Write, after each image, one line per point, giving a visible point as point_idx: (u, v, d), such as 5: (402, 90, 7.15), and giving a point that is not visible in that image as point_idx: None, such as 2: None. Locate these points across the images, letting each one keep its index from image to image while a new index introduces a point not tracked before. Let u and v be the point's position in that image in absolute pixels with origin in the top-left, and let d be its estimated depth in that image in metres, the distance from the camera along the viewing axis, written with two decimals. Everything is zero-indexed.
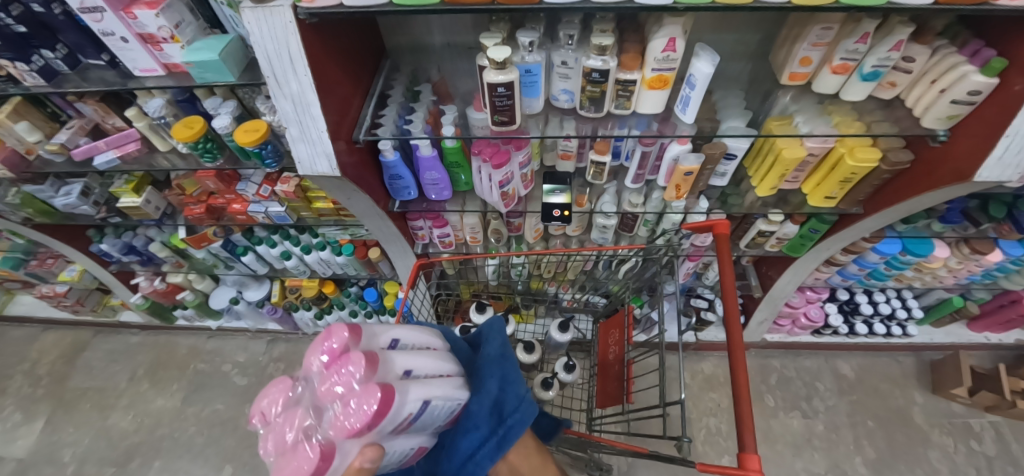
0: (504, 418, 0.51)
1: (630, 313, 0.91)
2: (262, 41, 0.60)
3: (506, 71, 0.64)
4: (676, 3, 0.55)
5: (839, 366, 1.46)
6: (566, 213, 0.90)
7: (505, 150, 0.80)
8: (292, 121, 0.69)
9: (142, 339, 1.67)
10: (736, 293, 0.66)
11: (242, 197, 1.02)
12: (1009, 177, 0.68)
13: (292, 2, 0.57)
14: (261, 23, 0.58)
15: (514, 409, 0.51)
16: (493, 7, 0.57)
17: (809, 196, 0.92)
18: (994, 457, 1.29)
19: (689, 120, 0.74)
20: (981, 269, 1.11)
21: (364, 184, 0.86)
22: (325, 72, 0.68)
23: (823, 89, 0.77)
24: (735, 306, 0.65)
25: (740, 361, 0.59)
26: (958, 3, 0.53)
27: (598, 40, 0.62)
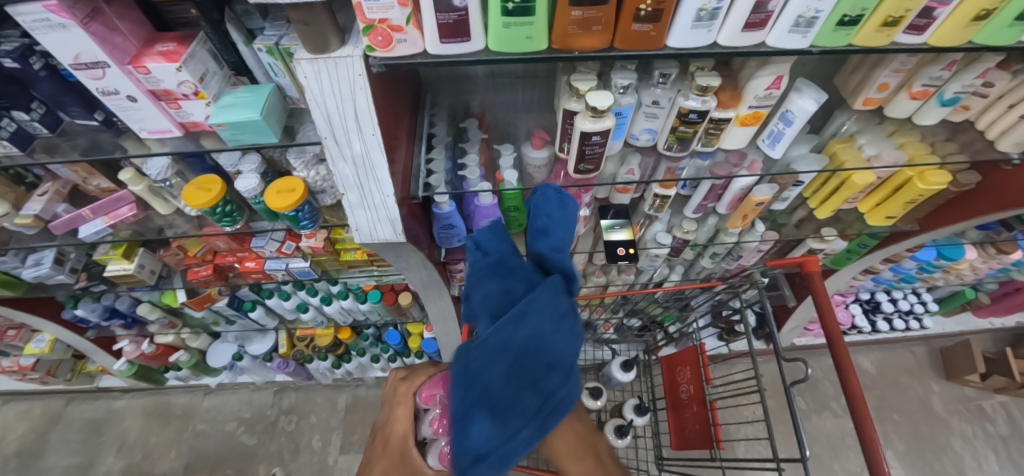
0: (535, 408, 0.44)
1: (704, 350, 0.87)
2: (323, 98, 0.50)
3: (601, 119, 0.57)
4: (811, 46, 0.50)
5: (860, 361, 1.51)
6: (632, 251, 0.81)
7: (576, 195, 0.75)
8: (351, 186, 0.59)
9: (127, 404, 1.48)
10: (848, 346, 0.64)
11: (256, 254, 0.92)
12: None
13: (363, 51, 0.47)
14: (325, 78, 0.48)
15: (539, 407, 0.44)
16: (609, 52, 0.49)
17: (866, 215, 0.91)
18: (1008, 437, 1.40)
19: (778, 154, 0.70)
20: (1001, 266, 1.16)
21: (417, 241, 0.76)
22: (386, 124, 0.58)
23: (897, 113, 0.74)
24: (852, 369, 0.62)
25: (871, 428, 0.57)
26: None
27: (705, 82, 0.56)
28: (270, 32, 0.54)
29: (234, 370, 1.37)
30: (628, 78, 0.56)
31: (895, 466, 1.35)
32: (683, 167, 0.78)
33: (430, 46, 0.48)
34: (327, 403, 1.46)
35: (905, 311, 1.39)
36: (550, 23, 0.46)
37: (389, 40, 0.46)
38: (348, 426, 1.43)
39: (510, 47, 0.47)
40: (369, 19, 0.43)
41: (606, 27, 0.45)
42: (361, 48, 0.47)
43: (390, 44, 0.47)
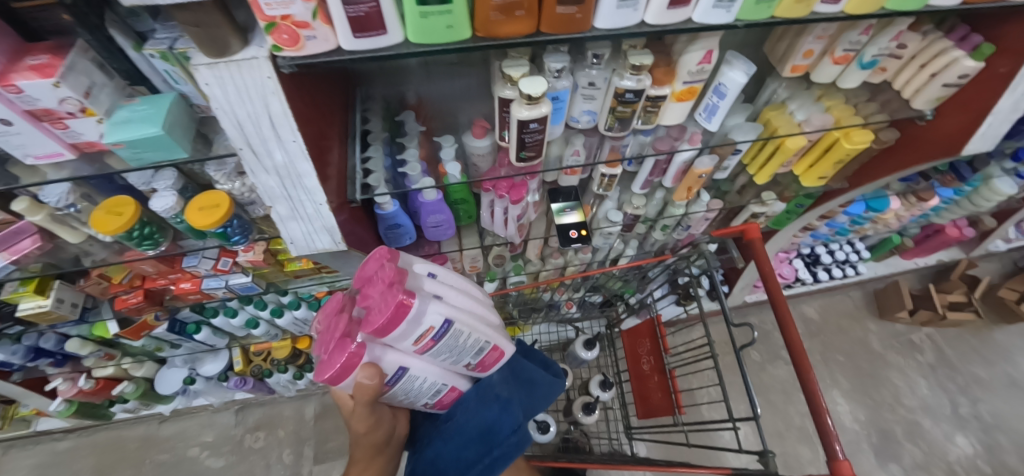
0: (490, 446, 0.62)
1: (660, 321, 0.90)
2: (230, 105, 0.45)
3: (535, 106, 0.55)
4: (737, 20, 0.50)
5: (805, 310, 1.64)
6: (584, 233, 0.82)
7: (523, 182, 0.72)
8: (278, 197, 0.55)
9: (74, 443, 1.37)
10: (791, 313, 0.68)
11: (190, 275, 0.86)
12: (986, 145, 0.78)
13: (269, 52, 0.43)
14: (229, 82, 0.43)
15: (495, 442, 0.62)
16: (535, 39, 0.46)
17: (800, 177, 0.95)
18: (934, 363, 1.57)
19: (715, 127, 0.71)
20: (920, 212, 1.27)
21: (361, 246, 0.73)
22: (312, 128, 0.54)
23: (822, 78, 0.77)
24: (795, 335, 0.67)
25: (813, 384, 0.63)
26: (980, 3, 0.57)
27: (638, 61, 0.55)
28: (162, 35, 0.48)
29: (188, 394, 1.29)
30: (560, 61, 0.55)
31: (840, 402, 1.48)
32: (627, 143, 0.78)
33: (343, 42, 0.44)
34: (295, 415, 1.42)
35: (841, 260, 1.50)
36: (470, 8, 0.43)
37: (297, 38, 0.42)
38: (321, 435, 1.39)
39: (431, 38, 0.44)
40: (269, 16, 0.39)
41: (529, 12, 0.42)
42: (266, 48, 0.42)
43: (299, 43, 0.42)
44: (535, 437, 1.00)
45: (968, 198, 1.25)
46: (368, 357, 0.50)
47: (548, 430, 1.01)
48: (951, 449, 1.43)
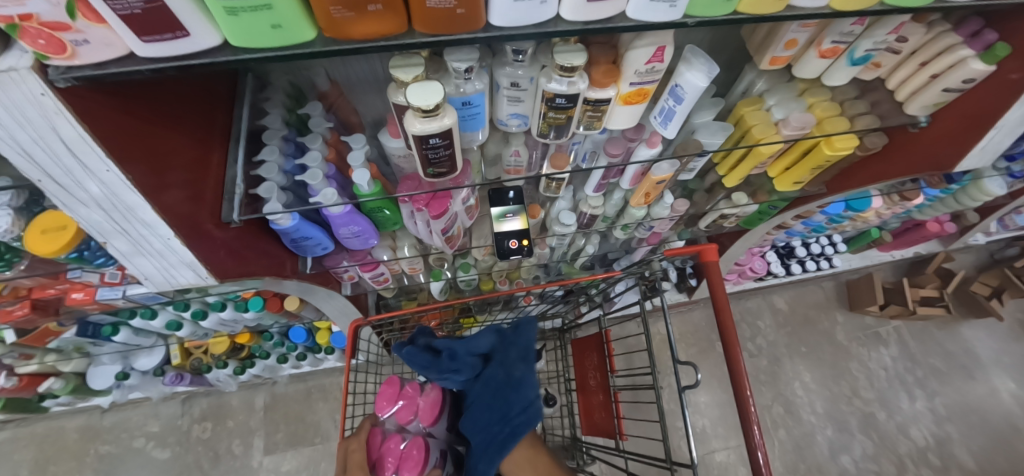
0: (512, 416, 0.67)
1: (609, 336, 0.85)
2: (4, 130, 0.33)
3: (436, 118, 0.44)
4: (686, 17, 0.38)
5: (775, 300, 1.61)
6: (525, 243, 0.71)
7: (446, 194, 0.62)
8: (111, 231, 0.45)
9: (13, 433, 1.31)
10: (742, 354, 0.62)
11: (82, 283, 0.75)
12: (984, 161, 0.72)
13: (34, 61, 0.30)
14: None
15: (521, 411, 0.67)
16: (413, 43, 0.35)
17: (775, 180, 0.86)
18: (898, 356, 1.56)
19: (672, 135, 0.60)
20: (902, 209, 1.20)
21: (254, 265, 0.64)
22: (148, 148, 0.42)
23: (805, 73, 0.65)
24: (744, 374, 0.62)
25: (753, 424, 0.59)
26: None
27: (566, 62, 0.43)
28: None
29: (122, 389, 1.22)
30: (465, 61, 0.42)
31: (800, 394, 1.48)
32: (576, 143, 0.67)
33: (136, 46, 0.31)
34: (243, 405, 1.37)
35: (816, 253, 1.44)
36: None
37: (58, 44, 0.29)
38: (270, 426, 1.36)
39: (260, 41, 0.32)
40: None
41: (388, 6, 0.30)
42: (27, 55, 0.30)
43: (68, 50, 0.30)
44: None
45: (953, 196, 1.17)
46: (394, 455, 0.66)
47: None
48: (903, 441, 1.45)
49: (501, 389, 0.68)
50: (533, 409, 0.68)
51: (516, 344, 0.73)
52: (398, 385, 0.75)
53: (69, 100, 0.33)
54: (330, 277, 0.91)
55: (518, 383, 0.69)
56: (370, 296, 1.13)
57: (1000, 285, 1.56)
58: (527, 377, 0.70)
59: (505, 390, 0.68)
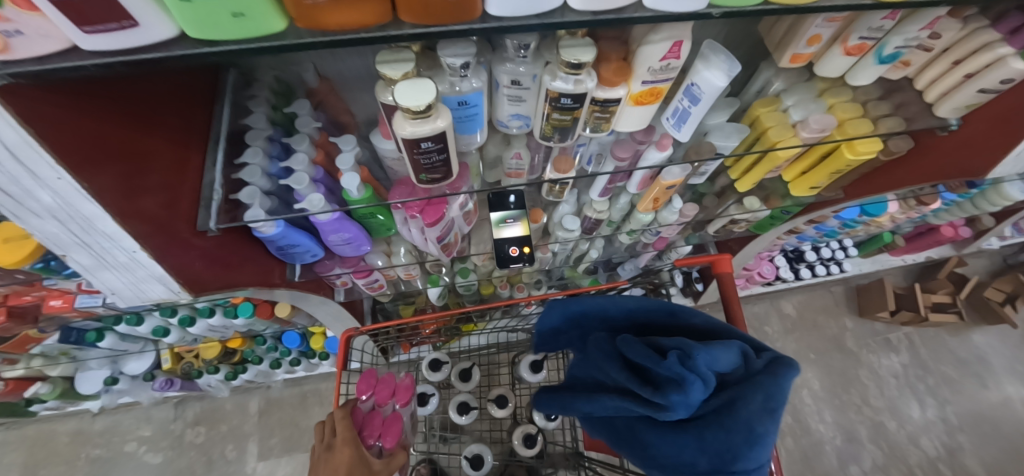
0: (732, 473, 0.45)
1: None
2: None
3: (430, 120, 0.39)
4: (710, 7, 0.33)
5: (783, 305, 1.57)
6: (527, 251, 0.67)
7: (442, 201, 0.57)
8: (70, 244, 0.42)
9: (2, 437, 1.28)
10: None
11: (60, 290, 0.71)
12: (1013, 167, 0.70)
13: None
14: None
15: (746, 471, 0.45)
16: (400, 36, 0.30)
17: (790, 184, 0.81)
18: (908, 363, 1.52)
19: (685, 138, 0.55)
20: (917, 214, 1.16)
21: (236, 275, 0.61)
22: (111, 152, 0.38)
23: (827, 72, 0.61)
24: None
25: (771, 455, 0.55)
26: None
27: (572, 58, 0.38)
28: None
29: (112, 394, 1.18)
30: (462, 56, 0.38)
31: (808, 402, 1.44)
32: (582, 145, 0.62)
33: (77, 38, 0.27)
34: (237, 410, 1.34)
35: (826, 258, 1.40)
36: None
37: None
38: (264, 431, 1.33)
39: (221, 31, 0.28)
40: None
41: None
42: None
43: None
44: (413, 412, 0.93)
45: (971, 200, 1.13)
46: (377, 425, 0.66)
47: (466, 414, 0.96)
48: (913, 452, 1.40)
49: (735, 445, 0.44)
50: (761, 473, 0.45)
51: (765, 388, 0.45)
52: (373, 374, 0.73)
53: (11, 101, 0.29)
54: (322, 283, 0.87)
55: (759, 443, 0.44)
56: (366, 301, 1.10)
57: (1014, 291, 1.51)
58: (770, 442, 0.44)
59: (739, 446, 0.44)
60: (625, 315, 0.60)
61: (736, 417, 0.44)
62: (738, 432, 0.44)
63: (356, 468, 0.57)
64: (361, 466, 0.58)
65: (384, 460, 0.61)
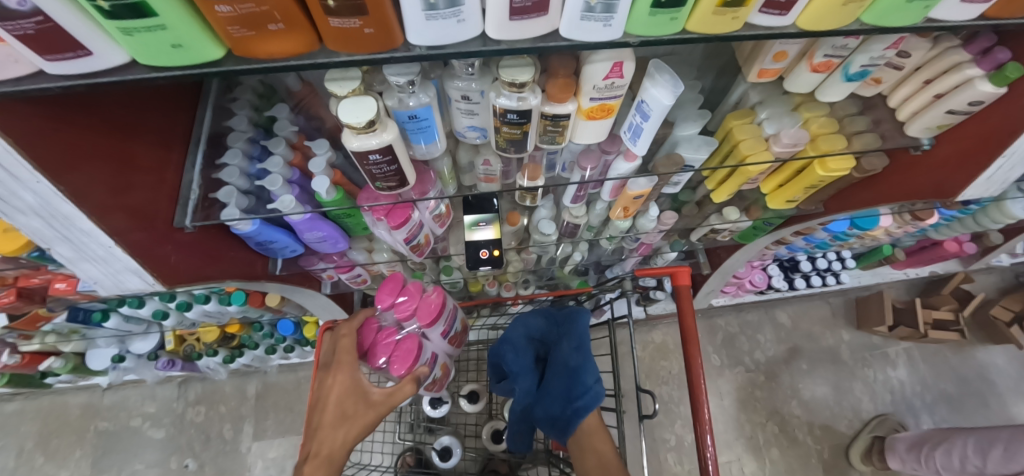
0: (576, 401, 0.80)
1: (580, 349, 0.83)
2: None
3: (378, 132, 0.42)
4: (628, 36, 0.35)
5: (778, 315, 1.55)
6: (496, 254, 0.69)
7: (405, 205, 0.60)
8: (54, 238, 0.47)
9: (21, 407, 1.38)
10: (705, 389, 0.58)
11: (65, 274, 0.77)
12: (985, 190, 0.69)
13: None
14: None
15: (583, 396, 0.80)
16: (330, 62, 0.33)
17: (768, 196, 0.81)
18: (906, 379, 1.48)
19: (642, 151, 0.56)
20: (914, 229, 1.13)
21: (216, 268, 0.66)
22: (88, 157, 0.42)
23: (798, 87, 0.61)
24: (702, 411, 0.58)
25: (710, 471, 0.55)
26: (999, 14, 0.41)
27: (510, 78, 0.40)
28: None
29: (119, 370, 1.25)
30: (404, 74, 0.40)
31: (798, 414, 1.43)
32: (551, 154, 0.63)
33: (43, 64, 0.30)
34: (235, 392, 1.41)
35: (823, 269, 1.38)
36: (204, 18, 0.29)
37: None
38: (260, 413, 1.39)
39: (168, 60, 0.31)
40: None
41: (290, 25, 0.28)
42: None
43: None
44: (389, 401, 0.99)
45: (973, 216, 1.09)
46: (386, 350, 0.66)
47: (441, 407, 1.01)
48: None
49: (567, 382, 0.82)
50: (593, 391, 0.81)
51: (574, 334, 0.85)
52: (400, 281, 0.71)
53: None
54: (309, 276, 0.91)
55: (579, 371, 0.82)
56: (356, 294, 1.14)
57: None
58: (586, 366, 0.82)
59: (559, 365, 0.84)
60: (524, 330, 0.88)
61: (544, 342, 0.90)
62: (560, 368, 0.83)
63: (346, 399, 0.61)
64: (354, 396, 0.61)
65: (384, 392, 0.63)
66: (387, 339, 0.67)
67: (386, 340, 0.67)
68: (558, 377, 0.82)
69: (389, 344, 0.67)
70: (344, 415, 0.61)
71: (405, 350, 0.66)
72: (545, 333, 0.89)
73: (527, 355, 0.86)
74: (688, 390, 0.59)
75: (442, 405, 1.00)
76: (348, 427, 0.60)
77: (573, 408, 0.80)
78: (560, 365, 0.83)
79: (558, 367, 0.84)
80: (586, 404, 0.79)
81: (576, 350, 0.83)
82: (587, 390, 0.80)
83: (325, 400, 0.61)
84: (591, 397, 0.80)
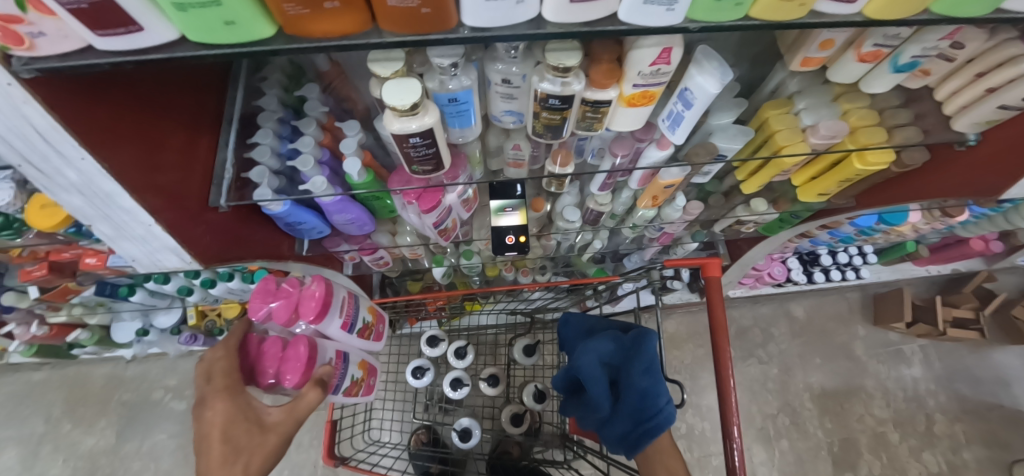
0: (647, 422, 0.71)
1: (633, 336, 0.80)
2: None
3: (418, 116, 0.41)
4: (688, 21, 0.34)
5: (793, 308, 1.54)
6: (523, 240, 0.69)
7: (437, 190, 0.60)
8: (95, 217, 0.48)
9: (49, 375, 1.43)
10: (733, 380, 0.58)
11: (95, 249, 0.78)
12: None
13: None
14: None
15: (655, 417, 0.71)
16: (378, 43, 0.32)
17: (799, 189, 0.79)
18: (920, 377, 1.48)
19: (679, 141, 0.55)
20: (943, 225, 1.11)
21: (245, 247, 0.66)
22: (126, 134, 0.42)
23: (841, 77, 0.59)
24: (729, 399, 0.58)
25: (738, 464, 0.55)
26: None
27: (557, 62, 0.39)
28: None
29: (143, 344, 1.29)
30: (449, 57, 0.39)
31: (809, 407, 1.43)
32: (582, 140, 0.62)
33: (93, 39, 0.30)
34: None
35: (843, 263, 1.36)
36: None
37: (14, 36, 0.28)
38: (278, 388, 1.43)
39: (219, 37, 0.30)
40: None
41: (346, 4, 0.28)
42: None
43: (26, 42, 0.29)
44: (409, 382, 1.00)
45: (1005, 215, 1.07)
46: (271, 365, 0.58)
47: (460, 389, 1.02)
48: (913, 465, 1.38)
49: (641, 409, 0.71)
50: (667, 413, 0.72)
51: (646, 356, 0.74)
52: (274, 282, 0.62)
53: (37, 90, 0.32)
54: (331, 257, 0.91)
55: (652, 393, 0.72)
56: (375, 276, 1.15)
57: None
58: (657, 389, 0.72)
59: (634, 390, 0.73)
60: (598, 348, 0.78)
61: (618, 363, 0.77)
62: (634, 393, 0.72)
63: (237, 431, 0.53)
64: (245, 421, 0.54)
65: (283, 410, 0.56)
66: (273, 350, 0.59)
67: (270, 352, 0.59)
68: (630, 400, 0.72)
69: (274, 355, 0.59)
70: (236, 449, 0.52)
71: (292, 361, 0.58)
72: (615, 352, 0.78)
73: (600, 381, 0.74)
74: (715, 382, 0.59)
75: (461, 387, 1.01)
76: (245, 461, 0.52)
77: (644, 429, 0.71)
78: (635, 388, 0.72)
79: (633, 390, 0.72)
80: (659, 426, 0.71)
81: (647, 370, 0.73)
82: (661, 413, 0.71)
83: (209, 439, 0.53)
84: (664, 420, 0.71)
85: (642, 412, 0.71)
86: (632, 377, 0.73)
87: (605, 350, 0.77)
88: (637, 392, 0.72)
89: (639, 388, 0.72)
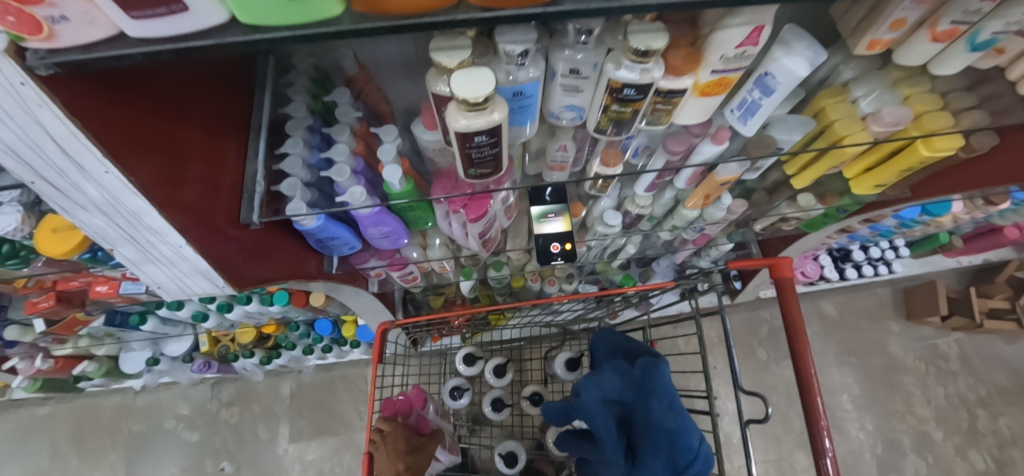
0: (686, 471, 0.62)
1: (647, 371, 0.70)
2: None
3: (485, 112, 0.37)
4: None
5: (823, 306, 1.50)
6: (569, 248, 0.64)
7: (485, 196, 0.55)
8: (118, 239, 0.44)
9: (53, 410, 1.35)
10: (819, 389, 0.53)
11: (106, 276, 0.72)
12: None
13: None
14: None
15: (691, 463, 0.62)
16: (451, 20, 0.28)
17: (851, 182, 0.76)
18: (958, 371, 1.43)
19: (750, 131, 0.54)
20: (983, 214, 1.07)
21: (274, 266, 0.62)
22: (150, 143, 0.38)
23: (909, 59, 0.55)
24: (817, 409, 0.53)
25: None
26: None
27: (642, 44, 0.35)
28: None
29: (153, 373, 1.22)
30: (521, 43, 0.35)
31: (848, 408, 1.38)
32: (632, 139, 0.58)
33: (122, 25, 0.26)
34: (269, 391, 1.38)
35: (875, 258, 1.32)
36: None
37: (31, 21, 0.24)
38: (295, 413, 1.36)
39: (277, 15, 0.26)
40: None
41: None
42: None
43: (44, 29, 0.25)
44: (447, 403, 0.94)
45: None
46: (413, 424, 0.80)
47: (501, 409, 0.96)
48: (960, 464, 1.33)
49: (673, 455, 0.62)
50: (703, 456, 0.63)
51: (662, 391, 0.67)
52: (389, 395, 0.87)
53: (54, 89, 0.29)
54: (356, 274, 0.86)
55: (679, 433, 0.63)
56: (397, 292, 1.09)
57: None
58: (686, 427, 0.64)
59: (659, 432, 0.64)
60: (606, 384, 0.70)
61: (631, 400, 0.70)
62: (660, 435, 0.64)
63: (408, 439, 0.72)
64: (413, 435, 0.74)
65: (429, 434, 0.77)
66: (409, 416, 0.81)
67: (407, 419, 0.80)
68: (655, 446, 0.63)
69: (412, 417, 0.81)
70: (415, 447, 0.72)
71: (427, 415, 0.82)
72: (627, 387, 0.70)
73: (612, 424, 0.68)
74: (798, 391, 0.54)
75: (502, 408, 0.96)
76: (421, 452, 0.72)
77: None
78: (660, 428, 0.64)
79: (656, 432, 0.64)
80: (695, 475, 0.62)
81: (670, 408, 0.65)
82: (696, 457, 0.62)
83: (395, 445, 0.70)
84: (702, 462, 0.63)
85: (674, 457, 0.62)
86: (653, 415, 0.65)
87: (614, 387, 0.70)
88: (661, 434, 0.64)
89: (664, 429, 0.64)
